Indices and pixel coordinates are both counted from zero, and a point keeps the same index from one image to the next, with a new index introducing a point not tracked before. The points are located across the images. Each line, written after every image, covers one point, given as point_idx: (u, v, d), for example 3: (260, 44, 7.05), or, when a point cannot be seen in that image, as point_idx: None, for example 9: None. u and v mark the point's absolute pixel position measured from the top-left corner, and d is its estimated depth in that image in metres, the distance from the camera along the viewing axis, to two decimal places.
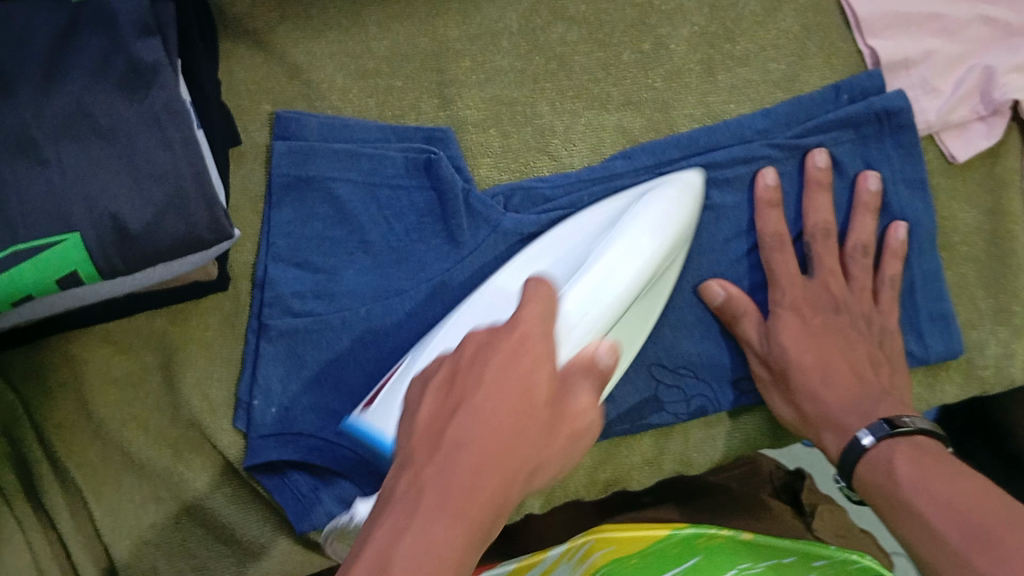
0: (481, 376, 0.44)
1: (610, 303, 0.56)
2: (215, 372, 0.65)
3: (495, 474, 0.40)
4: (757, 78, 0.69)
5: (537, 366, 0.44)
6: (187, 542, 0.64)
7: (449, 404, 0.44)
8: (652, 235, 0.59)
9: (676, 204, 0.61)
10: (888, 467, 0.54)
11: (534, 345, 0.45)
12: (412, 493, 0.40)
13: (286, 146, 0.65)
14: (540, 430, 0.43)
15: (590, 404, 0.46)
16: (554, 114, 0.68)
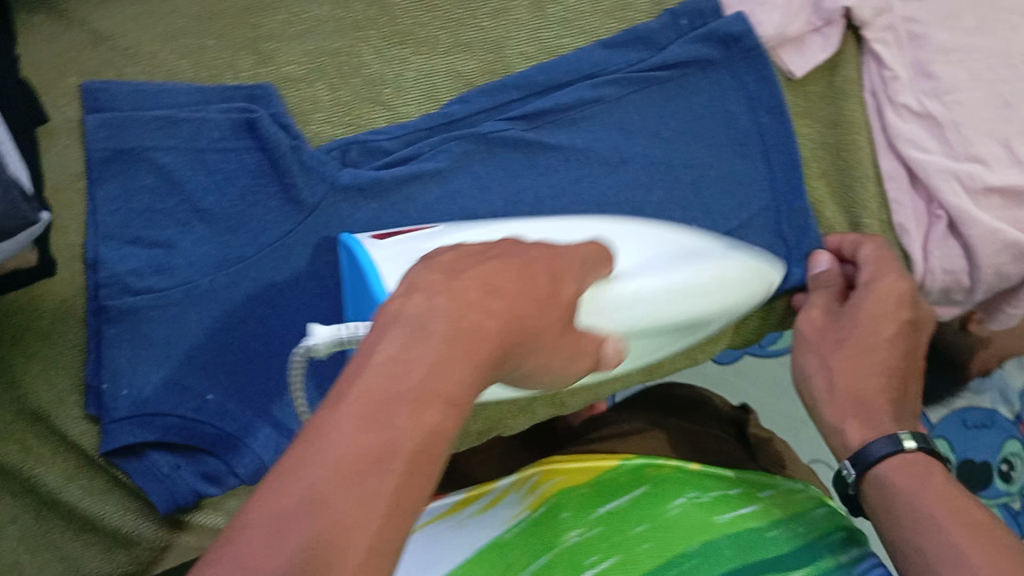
0: (497, 266, 0.39)
1: (661, 292, 0.51)
2: (59, 359, 0.62)
3: (503, 339, 0.36)
4: (587, 9, 0.65)
5: (566, 273, 0.42)
6: (50, 535, 0.64)
7: (480, 254, 0.40)
8: (713, 283, 0.54)
9: (746, 282, 0.56)
10: (916, 484, 0.50)
11: (560, 263, 0.42)
12: (419, 319, 0.35)
13: (100, 119, 0.60)
14: (558, 328, 0.40)
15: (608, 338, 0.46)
16: (382, 62, 0.64)
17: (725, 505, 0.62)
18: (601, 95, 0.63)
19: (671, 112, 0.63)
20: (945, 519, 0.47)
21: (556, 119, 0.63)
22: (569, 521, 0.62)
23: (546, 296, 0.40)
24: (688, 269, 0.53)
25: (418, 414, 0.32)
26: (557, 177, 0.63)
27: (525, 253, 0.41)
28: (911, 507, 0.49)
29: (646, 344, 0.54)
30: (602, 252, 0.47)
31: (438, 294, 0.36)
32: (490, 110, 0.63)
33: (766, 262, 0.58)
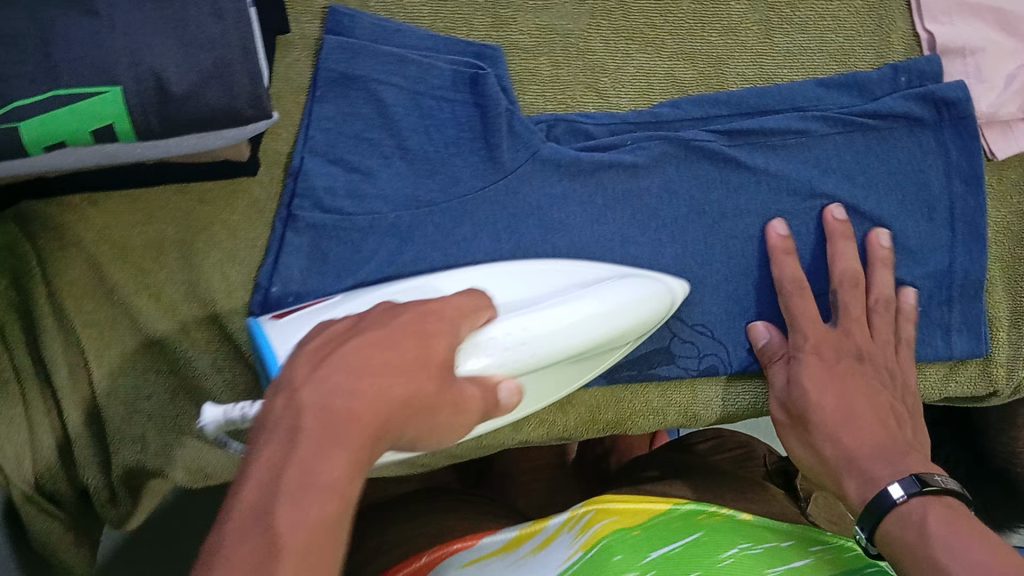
0: (344, 369, 0.37)
1: (541, 342, 0.52)
2: (238, 254, 0.64)
3: (382, 414, 0.36)
4: (813, 47, 0.66)
5: (419, 341, 0.41)
6: (180, 420, 0.64)
7: (344, 334, 0.40)
8: (613, 318, 0.57)
9: (641, 302, 0.59)
10: (920, 526, 0.49)
11: (431, 325, 0.43)
12: (288, 414, 0.36)
13: (337, 41, 0.63)
14: (444, 402, 0.41)
15: (473, 398, 0.44)
16: (607, 51, 0.66)
17: (780, 557, 0.56)
18: (808, 129, 0.64)
19: (869, 161, 0.64)
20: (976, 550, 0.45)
21: (759, 143, 0.65)
22: (623, 561, 0.54)
23: (423, 381, 0.39)
24: (560, 312, 0.55)
25: (317, 500, 0.33)
26: (743, 198, 0.65)
27: (379, 336, 0.40)
28: (944, 536, 0.47)
29: (540, 381, 0.57)
30: (460, 308, 0.47)
31: (312, 368, 0.37)
32: (696, 120, 0.66)
33: (668, 283, 0.62)
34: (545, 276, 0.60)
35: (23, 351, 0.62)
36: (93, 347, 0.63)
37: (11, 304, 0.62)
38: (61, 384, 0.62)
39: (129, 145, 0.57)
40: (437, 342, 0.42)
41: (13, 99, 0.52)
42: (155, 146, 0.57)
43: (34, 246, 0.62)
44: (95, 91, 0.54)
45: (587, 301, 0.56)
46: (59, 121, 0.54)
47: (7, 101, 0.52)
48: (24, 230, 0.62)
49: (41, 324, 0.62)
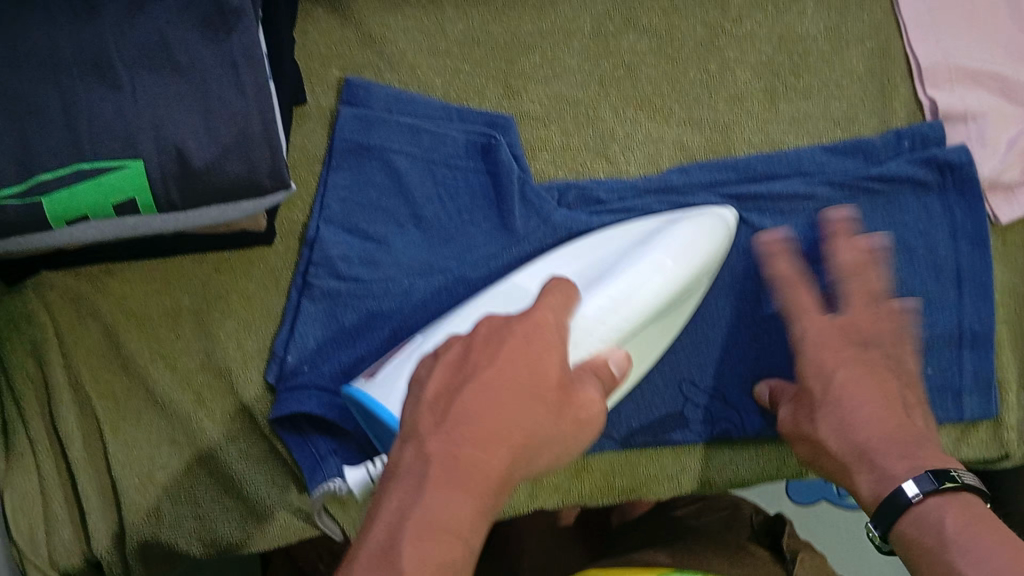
0: (477, 417, 0.41)
1: (625, 320, 0.57)
2: (253, 324, 0.64)
3: (497, 449, 0.40)
4: (818, 113, 0.67)
5: (548, 352, 0.44)
6: (194, 490, 0.63)
7: (459, 375, 0.43)
8: (682, 256, 0.60)
9: (695, 239, 0.61)
10: (940, 533, 0.46)
11: (546, 333, 0.45)
12: (419, 462, 0.40)
13: (352, 112, 0.65)
14: (551, 410, 0.43)
15: (597, 401, 0.46)
16: (616, 119, 0.67)
17: None
18: (815, 194, 0.65)
19: (877, 224, 0.65)
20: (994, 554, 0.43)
21: (767, 207, 0.65)
22: None
23: (546, 422, 0.42)
24: (625, 283, 0.59)
25: (438, 549, 0.37)
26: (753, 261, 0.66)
27: (496, 362, 0.42)
28: (965, 538, 0.45)
29: (636, 343, 0.61)
30: (557, 304, 0.48)
31: (440, 418, 0.41)
32: (706, 185, 0.66)
33: (724, 216, 0.63)
34: (601, 244, 0.63)
35: (39, 425, 0.62)
36: (110, 417, 0.63)
37: (27, 375, 0.62)
38: (77, 456, 0.62)
39: (147, 216, 0.58)
40: (556, 360, 0.44)
41: (34, 173, 0.54)
42: (174, 218, 0.58)
43: (51, 318, 0.62)
44: (113, 165, 0.55)
45: (648, 270, 0.59)
46: (79, 195, 0.55)
47: (28, 177, 0.54)
48: (40, 299, 0.62)
49: (57, 394, 0.62)
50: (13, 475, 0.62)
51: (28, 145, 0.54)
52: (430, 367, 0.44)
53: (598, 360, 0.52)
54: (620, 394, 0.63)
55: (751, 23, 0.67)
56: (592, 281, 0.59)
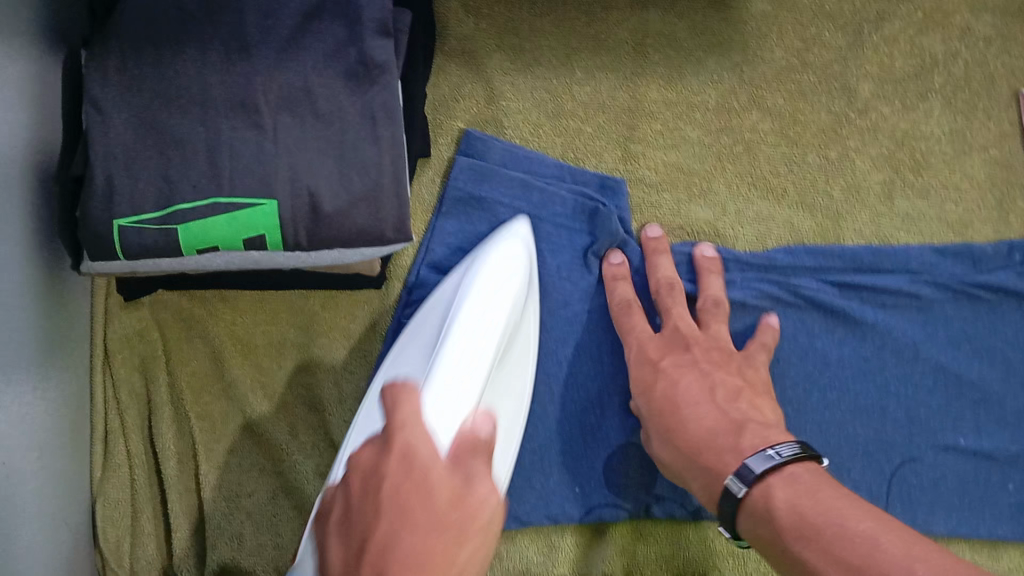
0: (396, 560, 0.34)
1: (477, 372, 0.51)
2: (351, 364, 0.66)
3: None
4: (931, 214, 0.67)
5: (428, 474, 0.37)
6: (277, 520, 0.65)
7: (355, 547, 0.35)
8: (495, 294, 0.56)
9: (508, 249, 0.60)
10: (769, 511, 0.47)
11: (434, 472, 0.37)
12: None
13: (468, 163, 0.65)
14: (456, 536, 0.35)
15: (489, 497, 0.37)
16: (729, 195, 0.67)
17: None
18: (919, 293, 0.66)
19: (977, 331, 0.66)
20: (862, 519, 0.44)
21: (870, 299, 0.66)
22: None
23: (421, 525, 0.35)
24: (459, 347, 0.51)
25: None
26: (848, 351, 0.65)
27: (388, 510, 0.36)
28: (818, 499, 0.46)
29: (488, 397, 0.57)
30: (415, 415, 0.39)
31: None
32: (810, 270, 0.66)
33: (517, 227, 0.62)
34: (416, 339, 0.59)
35: (137, 439, 0.65)
36: (205, 440, 0.65)
37: (133, 391, 0.65)
38: (170, 473, 0.64)
39: (272, 258, 0.59)
40: (440, 475, 0.37)
41: (175, 203, 0.54)
42: (295, 257, 0.59)
43: (162, 336, 0.65)
44: (251, 202, 0.55)
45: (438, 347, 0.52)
46: (213, 226, 0.55)
47: (168, 205, 0.55)
48: (155, 317, 0.65)
49: (159, 411, 0.65)
50: (106, 482, 0.63)
51: (172, 181, 0.54)
52: (325, 537, 0.38)
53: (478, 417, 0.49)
54: (506, 462, 0.58)
55: (875, 115, 0.68)
56: (431, 356, 0.52)
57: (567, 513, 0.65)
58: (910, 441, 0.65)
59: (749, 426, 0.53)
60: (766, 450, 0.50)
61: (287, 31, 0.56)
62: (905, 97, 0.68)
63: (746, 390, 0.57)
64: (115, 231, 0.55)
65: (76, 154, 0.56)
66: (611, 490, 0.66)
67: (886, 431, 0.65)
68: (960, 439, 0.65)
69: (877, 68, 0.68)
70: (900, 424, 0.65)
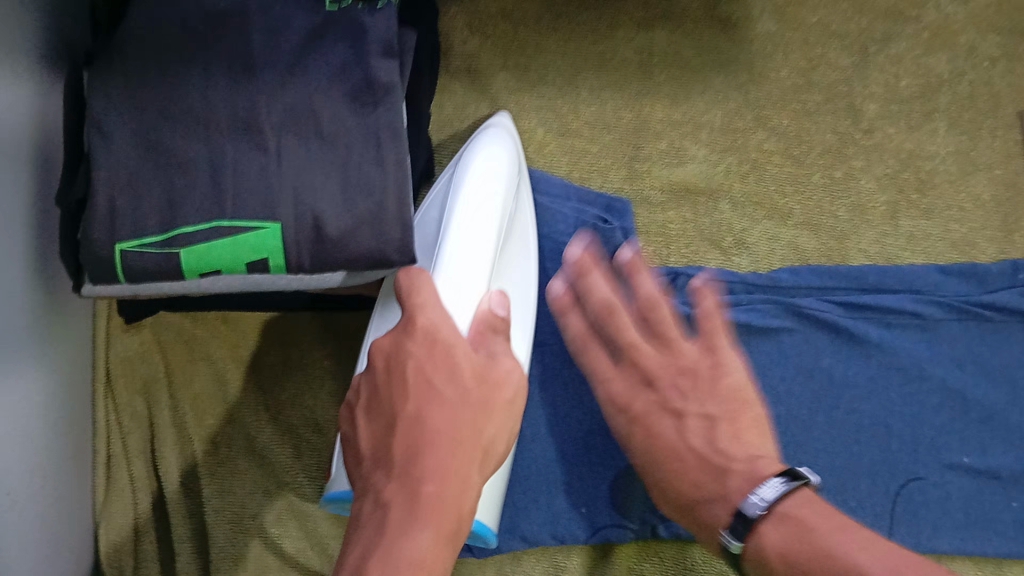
0: (431, 422, 0.40)
1: (493, 219, 0.52)
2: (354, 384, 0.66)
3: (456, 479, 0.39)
4: (937, 234, 0.67)
5: (449, 357, 0.42)
6: (282, 539, 0.63)
7: (389, 416, 0.41)
8: (506, 160, 0.57)
9: (498, 140, 0.58)
10: (770, 561, 0.44)
11: (446, 339, 0.43)
12: (377, 511, 0.38)
13: None
14: (478, 403, 0.42)
15: (513, 363, 0.45)
16: (734, 214, 0.67)
17: None
18: (922, 312, 0.65)
19: (982, 350, 0.65)
20: (856, 555, 0.42)
21: (875, 318, 0.65)
22: None
23: (451, 394, 0.41)
24: (462, 235, 0.51)
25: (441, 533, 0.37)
26: (851, 369, 0.65)
27: (414, 386, 0.41)
28: (813, 544, 0.43)
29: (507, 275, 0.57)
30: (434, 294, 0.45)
31: (389, 467, 0.39)
32: (814, 288, 0.66)
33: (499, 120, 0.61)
34: (430, 232, 0.59)
35: (139, 461, 0.64)
36: (207, 462, 0.64)
37: (134, 412, 0.64)
38: (173, 497, 0.64)
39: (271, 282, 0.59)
40: (462, 351, 0.43)
41: (178, 225, 0.54)
42: (299, 279, 0.59)
43: (164, 358, 0.65)
44: (256, 225, 0.55)
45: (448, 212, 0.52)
46: (215, 250, 0.55)
47: (170, 228, 0.54)
48: (156, 339, 0.65)
49: (161, 433, 0.64)
50: (109, 503, 0.62)
51: (175, 202, 0.54)
52: (353, 424, 0.43)
53: (481, 311, 0.48)
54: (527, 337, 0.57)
55: (881, 135, 0.68)
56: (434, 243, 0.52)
57: (572, 533, 0.65)
58: (915, 460, 0.64)
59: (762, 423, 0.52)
60: (753, 495, 0.46)
61: (291, 52, 0.56)
62: (910, 117, 0.68)
63: None
64: (116, 255, 0.54)
65: (77, 179, 0.56)
66: (616, 511, 0.65)
67: (893, 451, 0.64)
68: (964, 458, 0.64)
69: (882, 87, 0.68)
70: (905, 442, 0.64)
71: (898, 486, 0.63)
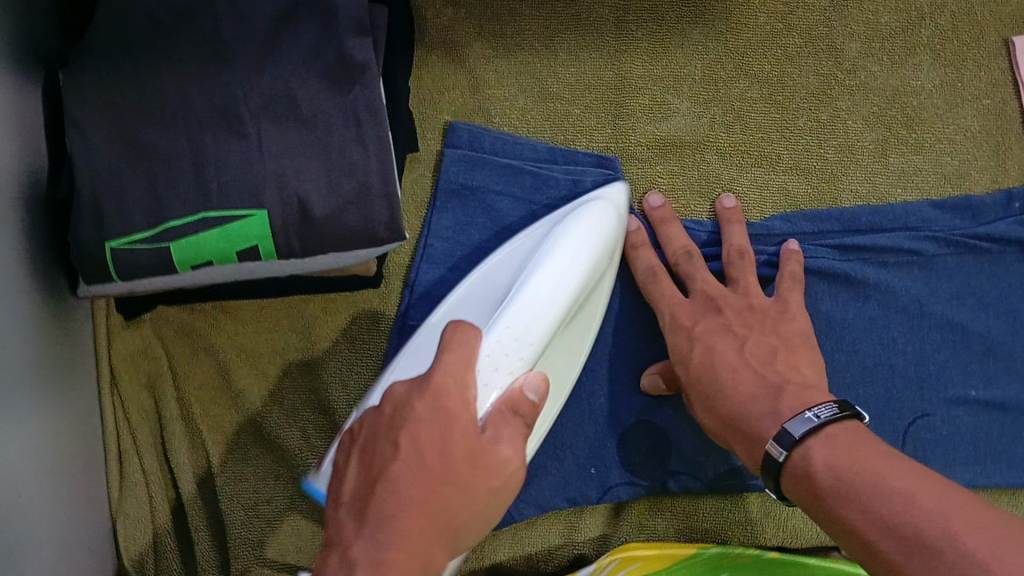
0: (406, 496, 0.41)
1: (533, 343, 0.51)
2: (356, 364, 0.66)
3: (417, 548, 0.40)
4: (928, 168, 0.67)
5: (448, 432, 0.43)
6: (297, 525, 0.65)
7: (370, 474, 0.43)
8: (572, 265, 0.55)
9: (594, 220, 0.58)
10: (808, 476, 0.48)
11: (450, 405, 0.44)
12: (339, 569, 0.40)
13: (457, 154, 0.65)
14: (461, 490, 0.42)
15: (514, 455, 0.44)
16: (723, 164, 0.66)
17: None
18: (919, 249, 0.65)
19: (980, 282, 0.65)
20: (903, 481, 0.43)
21: (872, 259, 0.65)
22: None
23: (437, 467, 0.42)
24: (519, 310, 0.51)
25: None
26: (851, 312, 0.65)
27: (406, 452, 0.42)
28: (849, 464, 0.46)
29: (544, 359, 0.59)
30: (461, 358, 0.45)
31: (358, 523, 0.41)
32: (807, 235, 0.66)
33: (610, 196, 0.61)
34: (480, 289, 0.58)
35: (150, 455, 0.65)
36: (218, 451, 0.65)
37: (141, 408, 0.65)
38: (187, 487, 0.65)
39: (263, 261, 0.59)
40: (462, 428, 0.43)
41: (165, 220, 0.55)
42: (289, 265, 0.59)
43: (166, 351, 0.66)
44: (241, 214, 0.55)
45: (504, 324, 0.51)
46: (205, 242, 0.56)
47: (159, 222, 0.55)
48: (156, 333, 0.66)
49: (169, 427, 0.65)
50: (125, 497, 0.63)
51: (160, 196, 0.55)
52: (347, 461, 0.46)
53: (513, 390, 0.47)
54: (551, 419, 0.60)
55: (865, 74, 0.67)
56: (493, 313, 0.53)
57: (585, 495, 0.66)
58: (921, 398, 0.65)
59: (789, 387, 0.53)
60: (804, 413, 0.49)
61: (264, 40, 0.56)
62: (892, 54, 0.68)
63: (783, 349, 0.57)
64: (107, 253, 0.55)
65: (61, 180, 0.56)
66: (627, 470, 0.66)
67: (898, 390, 0.65)
68: (971, 391, 0.65)
69: (862, 25, 0.67)
70: (909, 380, 0.65)
71: (905, 425, 0.65)
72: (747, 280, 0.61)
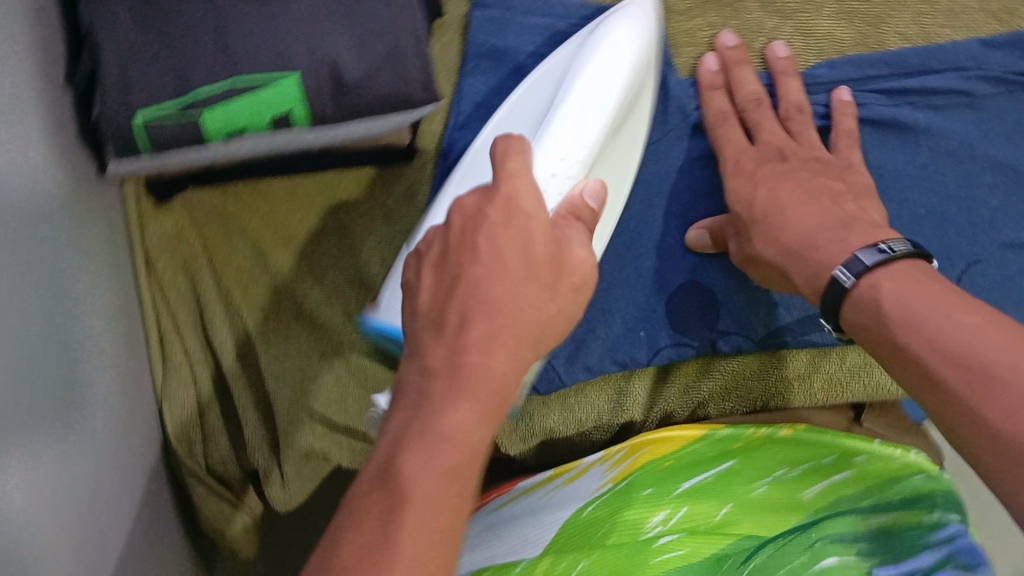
0: (487, 299, 0.38)
1: (582, 157, 0.52)
2: (393, 238, 0.65)
3: (505, 351, 0.37)
4: (975, 6, 0.65)
5: (532, 235, 0.39)
6: (345, 399, 0.65)
7: (449, 277, 0.39)
8: (611, 62, 0.54)
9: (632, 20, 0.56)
10: (875, 306, 0.45)
11: (525, 204, 0.40)
12: (422, 377, 0.36)
13: (485, 15, 0.63)
14: (548, 286, 0.39)
15: (589, 254, 0.42)
16: (763, 13, 0.65)
17: (814, 476, 0.57)
18: (968, 89, 0.63)
19: None
20: (969, 316, 0.41)
21: (919, 103, 0.63)
22: (650, 498, 0.58)
23: (518, 267, 0.39)
24: (567, 122, 0.52)
25: (455, 454, 0.34)
26: (901, 158, 0.63)
27: (483, 248, 0.39)
28: (911, 303, 0.43)
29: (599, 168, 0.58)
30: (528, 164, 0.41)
31: (440, 327, 0.37)
32: (853, 82, 0.64)
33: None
34: (528, 101, 0.59)
35: (193, 340, 0.64)
36: (260, 332, 0.64)
37: (181, 292, 0.64)
38: (230, 368, 0.64)
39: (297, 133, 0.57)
40: (541, 226, 0.40)
41: (193, 88, 0.53)
42: (321, 132, 0.57)
43: (199, 233, 0.64)
44: (274, 77, 0.54)
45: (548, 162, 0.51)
46: (238, 110, 0.54)
47: (186, 91, 0.53)
48: (188, 214, 0.64)
49: (208, 309, 0.64)
50: (173, 378, 0.64)
51: (184, 67, 0.52)
52: (417, 274, 0.41)
53: (572, 198, 0.47)
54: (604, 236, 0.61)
55: None
56: (541, 127, 0.53)
57: (633, 357, 0.65)
58: (974, 244, 0.63)
59: (856, 222, 0.51)
60: (879, 244, 0.47)
61: None
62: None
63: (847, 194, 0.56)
64: (138, 128, 0.53)
65: (83, 59, 0.54)
66: (676, 331, 0.64)
67: (953, 233, 0.62)
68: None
69: None
70: (963, 226, 0.63)
71: (959, 270, 0.62)
72: (809, 134, 0.60)
